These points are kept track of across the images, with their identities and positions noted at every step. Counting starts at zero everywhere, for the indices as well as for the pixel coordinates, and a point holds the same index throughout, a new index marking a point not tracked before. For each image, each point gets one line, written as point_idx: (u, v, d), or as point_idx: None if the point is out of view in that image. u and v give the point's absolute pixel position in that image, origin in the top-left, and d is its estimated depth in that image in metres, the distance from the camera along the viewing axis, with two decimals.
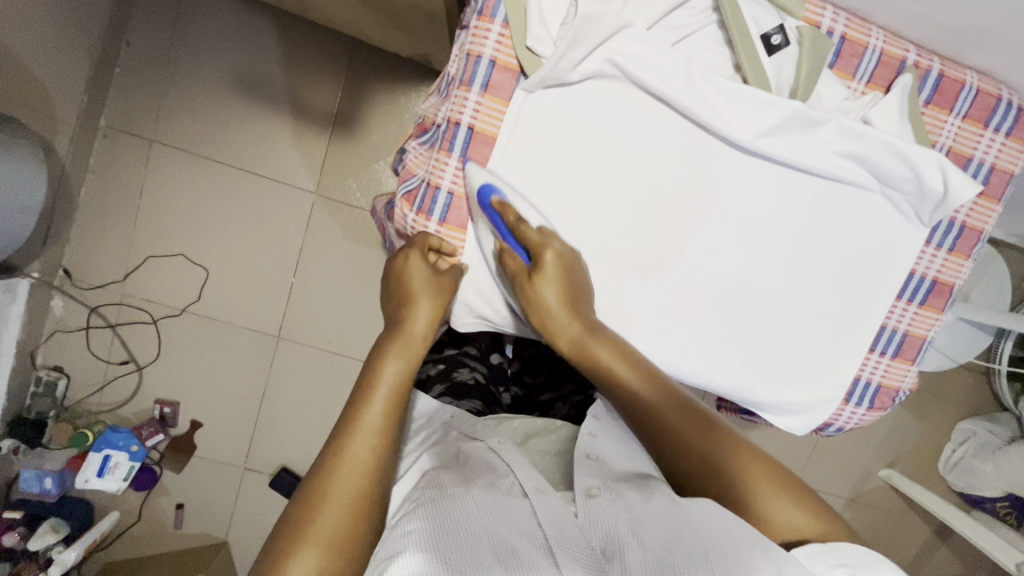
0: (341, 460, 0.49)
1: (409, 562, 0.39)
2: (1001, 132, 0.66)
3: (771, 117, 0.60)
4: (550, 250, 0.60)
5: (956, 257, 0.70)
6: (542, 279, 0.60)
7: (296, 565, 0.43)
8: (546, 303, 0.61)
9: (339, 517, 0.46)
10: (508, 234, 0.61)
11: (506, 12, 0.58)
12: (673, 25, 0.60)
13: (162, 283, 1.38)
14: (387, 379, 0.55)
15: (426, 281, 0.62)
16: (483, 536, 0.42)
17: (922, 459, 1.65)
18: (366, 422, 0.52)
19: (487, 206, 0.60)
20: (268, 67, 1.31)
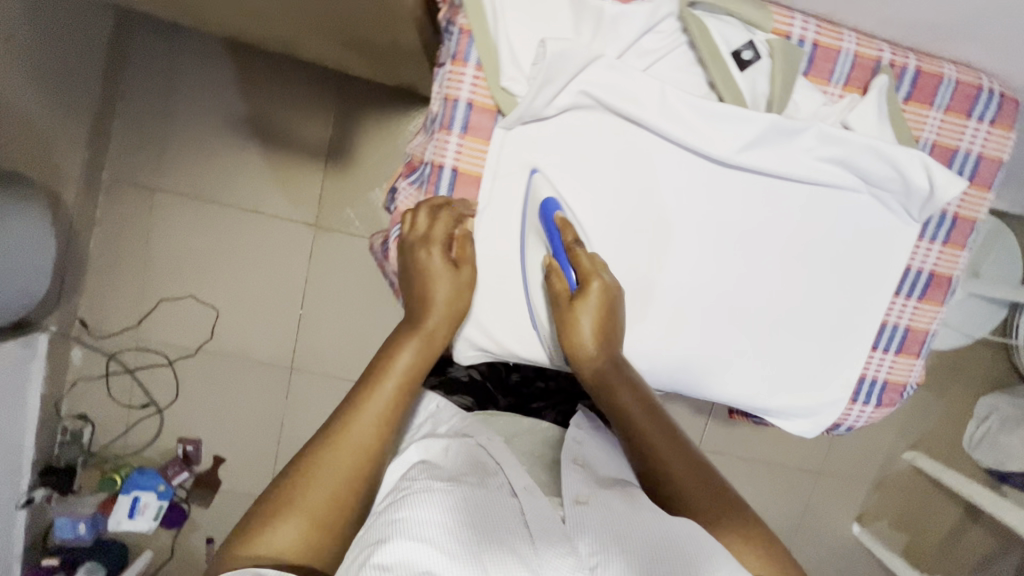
0: (342, 447, 0.53)
1: (404, 548, 0.43)
2: (985, 121, 0.66)
3: (750, 131, 0.61)
4: (598, 280, 0.61)
5: (952, 248, 0.70)
6: (584, 304, 0.61)
7: (279, 531, 0.49)
8: (581, 331, 0.62)
9: (326, 497, 0.51)
10: (560, 252, 0.62)
11: (478, 55, 0.60)
12: (644, 50, 0.61)
13: (174, 325, 1.42)
14: (399, 372, 0.58)
15: (449, 285, 0.61)
16: (473, 527, 0.46)
17: (945, 437, 1.63)
18: (370, 410, 0.55)
19: (549, 219, 0.62)
20: (259, 106, 1.34)
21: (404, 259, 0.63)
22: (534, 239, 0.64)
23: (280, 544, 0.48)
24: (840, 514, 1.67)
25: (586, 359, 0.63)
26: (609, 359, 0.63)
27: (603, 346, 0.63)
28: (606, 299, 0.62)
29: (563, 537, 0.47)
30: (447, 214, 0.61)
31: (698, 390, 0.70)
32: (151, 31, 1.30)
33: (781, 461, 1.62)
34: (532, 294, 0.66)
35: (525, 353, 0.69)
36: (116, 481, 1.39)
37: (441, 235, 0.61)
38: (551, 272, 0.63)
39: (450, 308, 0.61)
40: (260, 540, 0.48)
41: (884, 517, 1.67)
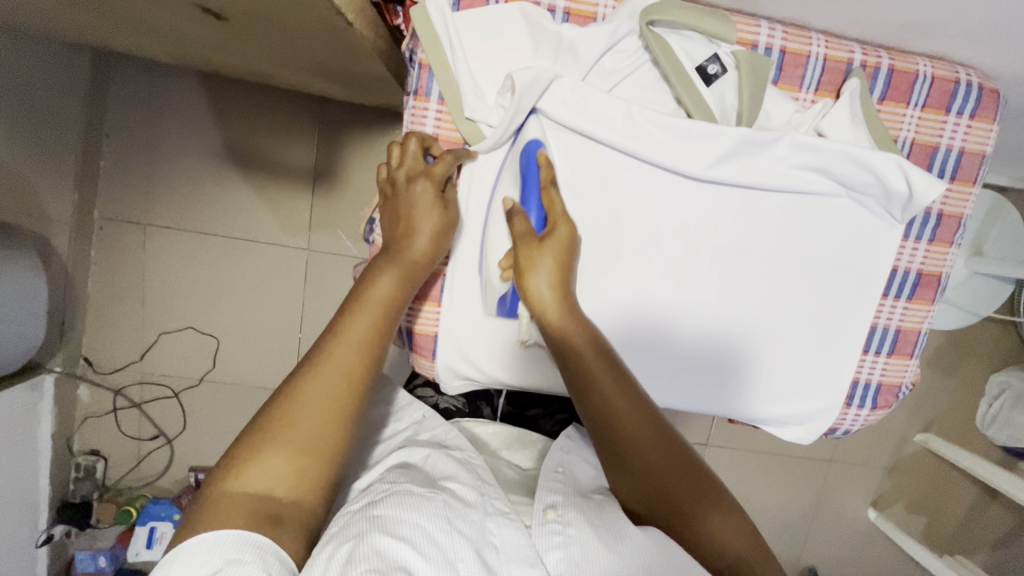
0: (325, 375, 0.54)
1: (385, 544, 0.47)
2: (964, 115, 0.64)
3: (721, 146, 0.60)
4: (567, 227, 0.60)
5: (939, 246, 0.68)
6: (551, 247, 0.59)
7: (264, 463, 0.51)
8: (539, 272, 0.59)
9: (309, 432, 0.52)
10: (531, 196, 0.60)
11: (440, 90, 0.59)
12: (608, 70, 0.60)
13: (176, 357, 1.43)
14: (377, 300, 0.57)
15: (436, 221, 0.59)
16: (449, 531, 0.50)
17: (957, 417, 1.60)
18: (349, 340, 0.55)
19: (531, 158, 0.60)
20: (243, 135, 1.34)
21: (392, 188, 0.60)
22: (509, 180, 0.62)
23: (264, 477, 0.50)
24: (855, 500, 1.65)
25: (542, 304, 0.59)
26: (570, 310, 0.60)
27: (561, 294, 0.60)
28: (567, 248, 0.60)
29: (533, 557, 0.51)
30: (450, 156, 0.59)
31: (689, 405, 0.70)
32: (129, 70, 1.31)
33: (791, 451, 1.60)
34: (490, 235, 0.62)
35: (510, 380, 0.69)
36: (131, 514, 1.40)
37: (436, 172, 0.59)
38: (514, 212, 0.59)
39: (435, 245, 0.59)
40: (248, 475, 0.50)
41: (901, 501, 1.65)
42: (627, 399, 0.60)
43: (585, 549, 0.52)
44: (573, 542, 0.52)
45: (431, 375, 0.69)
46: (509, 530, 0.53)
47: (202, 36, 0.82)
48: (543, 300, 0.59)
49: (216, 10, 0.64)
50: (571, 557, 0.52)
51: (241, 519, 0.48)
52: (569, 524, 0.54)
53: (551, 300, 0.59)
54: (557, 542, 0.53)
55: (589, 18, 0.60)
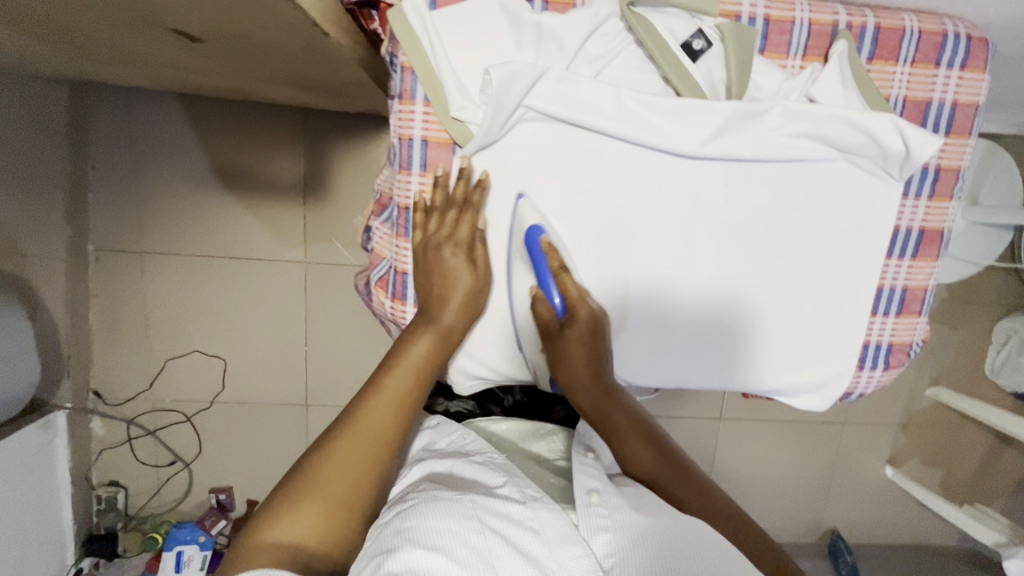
0: (362, 433, 0.56)
1: (420, 555, 0.46)
2: (954, 67, 0.63)
3: (712, 122, 0.59)
4: (585, 307, 0.63)
5: (939, 201, 0.68)
6: (573, 328, 0.63)
7: (298, 518, 0.51)
8: (573, 359, 0.64)
9: (344, 485, 0.53)
10: (545, 280, 0.62)
11: (425, 91, 0.58)
12: (591, 56, 0.59)
13: (185, 382, 1.43)
14: (414, 364, 0.60)
15: (466, 282, 0.61)
16: (483, 531, 0.50)
17: (966, 368, 1.61)
18: (387, 397, 0.58)
19: (535, 246, 0.61)
20: (228, 154, 1.33)
21: (419, 252, 0.62)
22: (523, 271, 0.64)
23: (298, 531, 0.50)
24: (869, 459, 1.67)
25: (580, 384, 0.66)
26: (596, 379, 0.66)
27: (593, 366, 0.65)
28: (590, 326, 0.63)
29: (575, 537, 0.53)
30: (462, 206, 0.60)
31: (700, 385, 0.70)
32: (108, 99, 1.29)
33: (805, 416, 1.61)
34: (519, 322, 0.66)
35: (521, 374, 0.69)
36: (157, 540, 1.42)
37: (464, 238, 0.61)
38: (536, 298, 0.63)
39: (462, 304, 0.61)
40: (285, 524, 0.50)
41: (917, 456, 1.66)
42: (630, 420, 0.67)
43: (635, 530, 0.54)
44: (619, 526, 0.54)
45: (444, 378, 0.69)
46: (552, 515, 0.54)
47: (178, 58, 0.81)
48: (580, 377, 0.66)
49: (190, 32, 0.63)
50: (621, 538, 0.53)
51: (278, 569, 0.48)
52: (614, 507, 0.56)
53: (586, 377, 0.66)
54: (604, 525, 0.55)
55: (569, 5, 0.59)
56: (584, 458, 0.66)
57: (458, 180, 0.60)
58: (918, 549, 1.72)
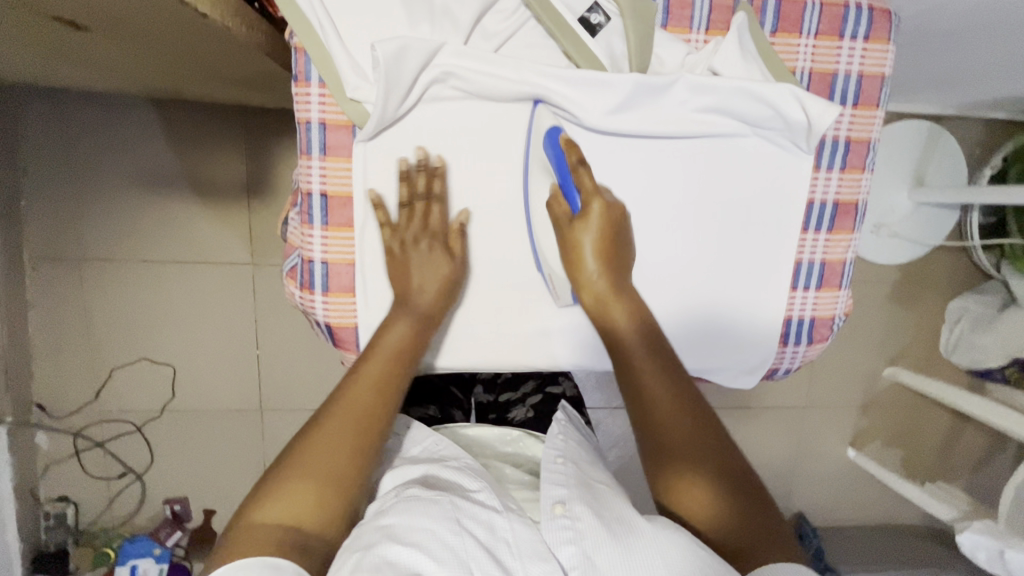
0: (347, 412, 0.54)
1: (396, 552, 0.44)
2: (858, 38, 0.64)
3: (614, 96, 0.59)
4: (598, 201, 0.61)
5: (852, 173, 0.68)
6: (586, 226, 0.61)
7: (291, 497, 0.49)
8: (582, 250, 0.62)
9: (332, 461, 0.51)
10: (564, 177, 0.61)
11: (319, 73, 0.57)
12: (489, 33, 0.58)
13: (133, 391, 1.39)
14: (395, 342, 0.59)
15: (443, 270, 0.61)
16: (459, 531, 0.47)
17: (923, 347, 1.63)
18: (369, 372, 0.56)
19: (554, 145, 0.61)
20: (170, 155, 1.30)
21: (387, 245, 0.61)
22: (540, 172, 0.62)
23: (292, 510, 0.48)
24: (831, 441, 1.67)
25: (590, 282, 0.63)
26: (613, 281, 0.63)
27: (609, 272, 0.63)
28: (606, 220, 0.62)
29: (546, 552, 0.49)
30: (426, 191, 0.60)
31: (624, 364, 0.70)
32: (40, 101, 1.26)
33: (766, 400, 1.61)
34: (539, 241, 0.63)
35: (442, 364, 0.66)
36: (109, 555, 1.38)
37: (437, 229, 0.61)
38: (552, 200, 0.62)
39: (438, 283, 0.61)
40: (277, 504, 0.48)
41: (878, 436, 1.67)
42: (665, 400, 0.58)
43: (599, 545, 0.48)
44: (585, 537, 0.48)
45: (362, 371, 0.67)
46: (524, 526, 0.50)
47: (85, 53, 0.78)
48: (590, 282, 0.63)
49: (76, 19, 0.61)
50: (584, 551, 0.48)
51: (275, 545, 0.45)
52: (579, 518, 0.50)
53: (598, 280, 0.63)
54: (568, 537, 0.49)
55: None
56: (552, 461, 0.59)
57: (419, 171, 0.60)
58: (884, 528, 1.73)
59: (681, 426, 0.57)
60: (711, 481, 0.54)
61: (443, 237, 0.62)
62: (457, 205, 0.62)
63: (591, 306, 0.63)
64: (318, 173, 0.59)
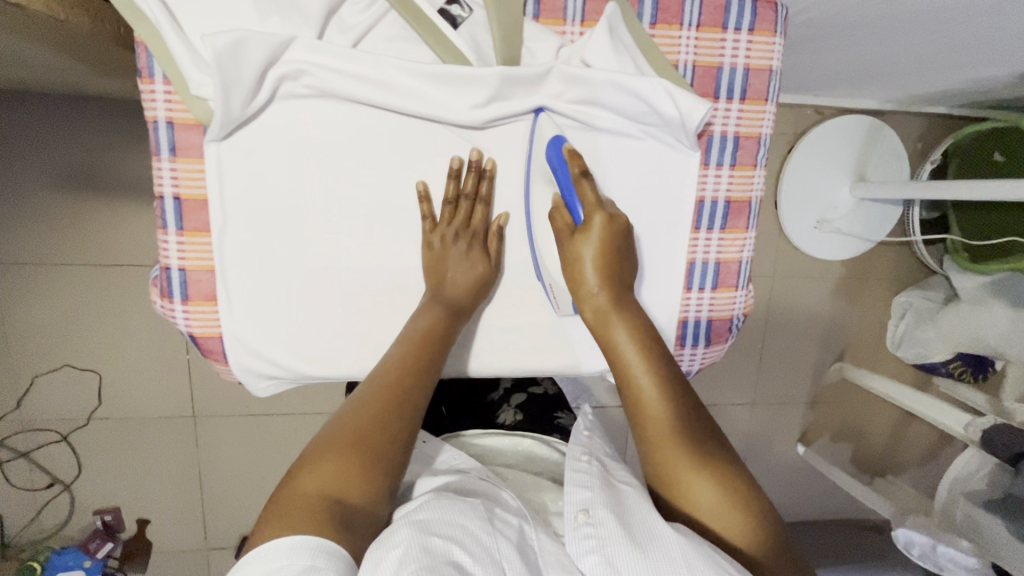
0: (377, 387, 0.54)
1: (435, 543, 0.44)
2: (743, 29, 0.62)
3: (480, 91, 0.56)
4: (600, 214, 0.59)
5: (743, 169, 0.66)
6: (586, 239, 0.59)
7: (328, 466, 0.47)
8: (583, 264, 0.59)
9: (364, 429, 0.50)
10: (567, 189, 0.60)
11: (161, 69, 0.53)
12: (345, 24, 0.55)
13: (59, 399, 1.33)
14: (422, 326, 0.59)
15: (477, 269, 0.62)
16: (491, 532, 0.47)
17: (869, 342, 1.63)
18: (399, 353, 0.57)
19: (557, 156, 0.59)
20: (78, 155, 1.22)
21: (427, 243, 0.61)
22: (542, 182, 0.61)
23: (330, 479, 0.47)
24: (782, 438, 1.65)
25: (589, 298, 0.60)
26: (617, 296, 0.60)
27: (607, 286, 0.60)
28: (609, 233, 0.59)
29: (570, 566, 0.48)
30: (468, 194, 0.61)
31: (517, 369, 0.68)
32: None
33: (718, 399, 1.58)
34: (540, 248, 0.63)
35: (319, 373, 0.63)
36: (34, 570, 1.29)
37: (477, 229, 0.62)
38: (555, 211, 0.61)
39: (470, 278, 0.62)
40: (316, 471, 0.47)
41: (827, 432, 1.67)
42: (660, 397, 0.55)
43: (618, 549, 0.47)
44: (607, 543, 0.48)
45: (236, 381, 0.64)
46: (548, 537, 0.51)
47: None
48: (590, 296, 0.60)
49: None
50: (610, 562, 0.47)
51: (317, 515, 0.44)
52: (602, 522, 0.49)
53: (597, 292, 0.60)
54: (591, 545, 0.48)
55: None
56: (577, 460, 0.58)
57: (468, 172, 0.60)
58: (835, 523, 1.73)
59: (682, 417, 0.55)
60: (711, 470, 0.52)
61: (482, 237, 0.63)
62: (498, 208, 0.63)
63: (591, 320, 0.60)
64: (168, 176, 0.55)
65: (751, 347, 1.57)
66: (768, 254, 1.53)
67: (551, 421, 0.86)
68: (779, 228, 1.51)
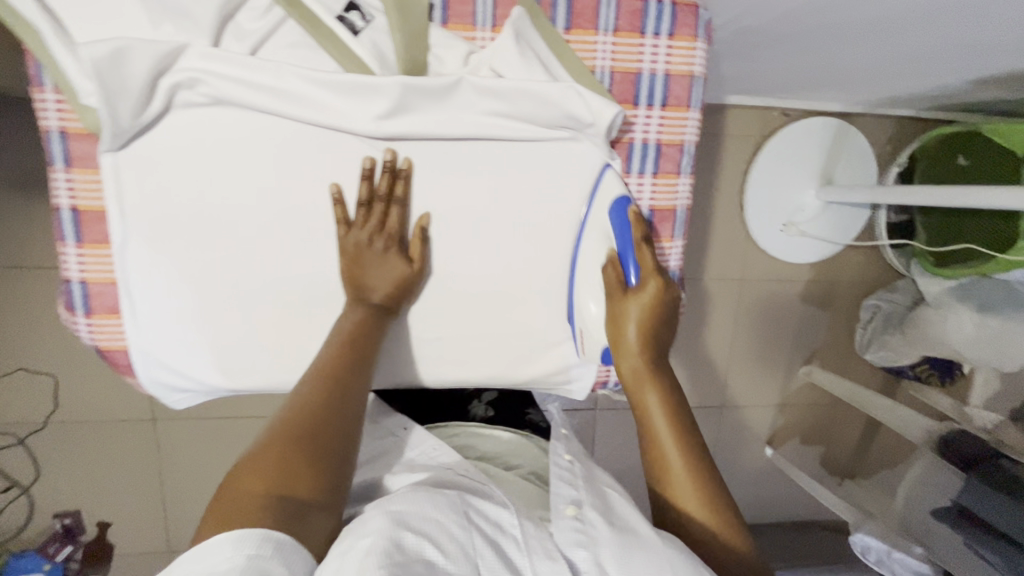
0: (306, 392, 0.52)
1: (408, 538, 0.42)
2: (662, 35, 0.61)
3: (384, 99, 0.55)
4: (654, 279, 0.59)
5: (666, 177, 0.65)
6: (637, 298, 0.59)
7: (260, 470, 0.44)
8: (628, 324, 0.59)
9: (292, 429, 0.48)
10: (625, 248, 0.60)
11: (49, 77, 0.51)
12: (242, 31, 0.53)
13: (13, 402, 1.20)
14: (351, 321, 0.58)
15: (396, 269, 0.60)
16: (467, 526, 0.45)
17: (838, 345, 1.62)
18: (325, 355, 0.56)
19: (620, 214, 0.61)
20: (17, 154, 1.10)
21: (346, 246, 0.59)
22: (601, 237, 0.62)
23: (267, 481, 0.43)
24: (751, 442, 1.64)
25: (629, 356, 0.59)
26: (656, 359, 0.60)
27: (646, 351, 0.59)
28: (660, 301, 0.59)
29: (554, 551, 0.46)
30: (382, 202, 0.59)
31: (445, 380, 0.67)
32: None
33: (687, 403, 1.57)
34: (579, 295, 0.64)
35: (230, 385, 0.62)
36: None
37: (393, 232, 0.59)
38: (609, 263, 0.61)
39: (393, 281, 0.60)
40: (258, 475, 0.44)
41: (796, 435, 1.65)
42: (685, 460, 0.53)
43: (607, 549, 0.46)
44: (596, 542, 0.47)
45: (147, 394, 0.63)
46: (531, 524, 0.49)
47: None
48: (630, 358, 0.59)
49: None
50: (597, 557, 0.46)
51: (265, 511, 0.41)
52: (590, 521, 0.49)
53: (637, 353, 0.59)
54: (578, 540, 0.48)
55: None
56: (559, 457, 0.59)
57: (382, 173, 0.58)
58: (807, 525, 1.72)
59: (702, 484, 0.52)
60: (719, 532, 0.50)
61: (402, 243, 0.61)
62: (417, 209, 0.61)
63: (627, 380, 0.60)
64: (61, 186, 0.54)
65: (717, 351, 1.56)
66: (736, 257, 1.51)
67: (524, 416, 0.88)
68: (747, 231, 1.49)
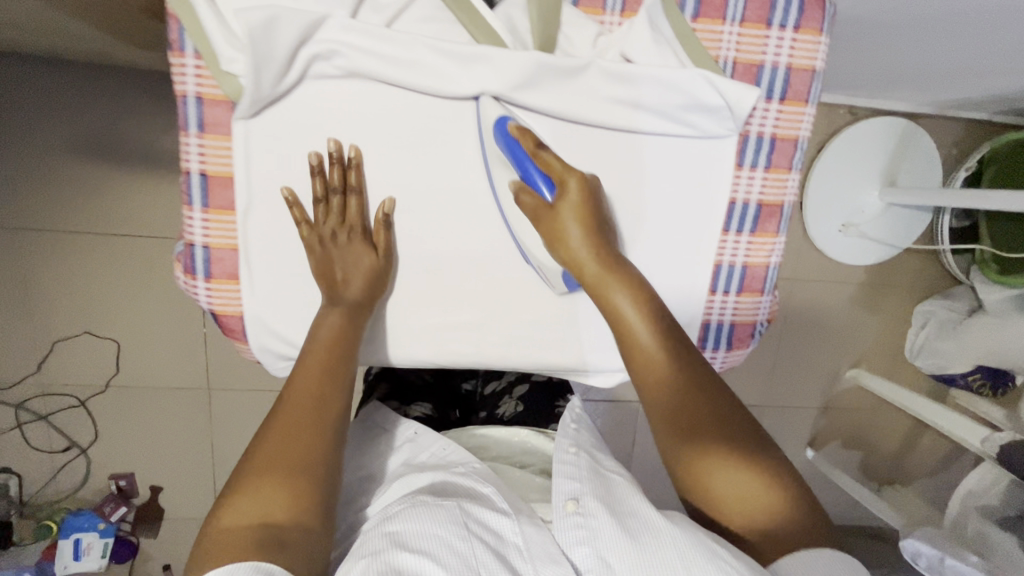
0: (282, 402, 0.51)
1: (405, 560, 0.42)
2: (789, 27, 0.60)
3: (515, 80, 0.55)
4: (573, 176, 0.56)
5: (777, 172, 0.64)
6: (566, 205, 0.56)
7: (240, 498, 0.45)
8: (569, 234, 0.56)
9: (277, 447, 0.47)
10: (528, 164, 0.56)
11: (191, 41, 0.52)
12: (379, 4, 0.54)
13: (78, 363, 1.23)
14: (332, 310, 0.57)
15: (366, 262, 0.58)
16: (467, 536, 0.45)
17: (888, 349, 1.59)
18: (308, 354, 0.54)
19: (507, 135, 0.55)
20: (106, 122, 1.12)
21: (309, 247, 0.58)
22: (501, 167, 0.57)
23: (250, 511, 0.44)
24: (792, 443, 1.62)
25: (579, 261, 0.56)
26: (607, 255, 0.57)
27: (596, 248, 0.56)
28: (586, 196, 0.56)
29: (558, 555, 0.47)
30: (337, 195, 0.57)
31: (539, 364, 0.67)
32: None
33: None
34: (524, 238, 0.59)
35: None
36: (52, 527, 1.25)
37: (355, 222, 0.58)
38: (520, 189, 0.56)
39: (370, 274, 0.59)
40: (241, 506, 0.44)
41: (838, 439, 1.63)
42: (678, 376, 0.53)
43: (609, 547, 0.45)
44: (597, 536, 0.46)
45: (254, 360, 0.64)
46: (534, 529, 0.49)
47: None
48: (584, 258, 0.56)
49: None
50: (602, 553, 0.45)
51: (247, 546, 0.41)
52: (592, 515, 0.47)
53: (588, 259, 0.56)
54: (581, 537, 0.47)
55: None
56: (564, 452, 0.56)
57: (331, 165, 0.56)
58: (844, 530, 1.69)
59: (707, 409, 0.51)
60: (738, 456, 0.49)
61: (367, 230, 0.59)
62: None
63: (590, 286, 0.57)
64: (194, 152, 0.55)
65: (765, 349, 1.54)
66: (790, 256, 1.49)
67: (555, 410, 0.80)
68: (804, 230, 1.47)
